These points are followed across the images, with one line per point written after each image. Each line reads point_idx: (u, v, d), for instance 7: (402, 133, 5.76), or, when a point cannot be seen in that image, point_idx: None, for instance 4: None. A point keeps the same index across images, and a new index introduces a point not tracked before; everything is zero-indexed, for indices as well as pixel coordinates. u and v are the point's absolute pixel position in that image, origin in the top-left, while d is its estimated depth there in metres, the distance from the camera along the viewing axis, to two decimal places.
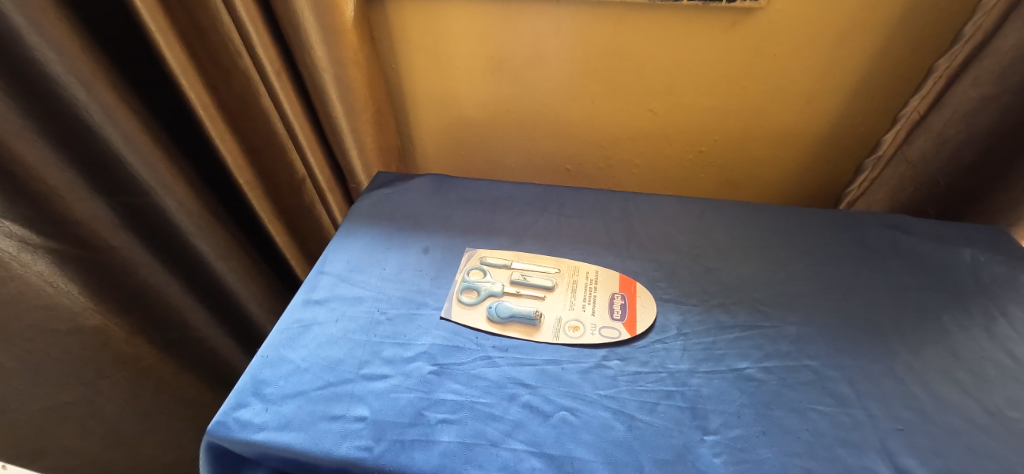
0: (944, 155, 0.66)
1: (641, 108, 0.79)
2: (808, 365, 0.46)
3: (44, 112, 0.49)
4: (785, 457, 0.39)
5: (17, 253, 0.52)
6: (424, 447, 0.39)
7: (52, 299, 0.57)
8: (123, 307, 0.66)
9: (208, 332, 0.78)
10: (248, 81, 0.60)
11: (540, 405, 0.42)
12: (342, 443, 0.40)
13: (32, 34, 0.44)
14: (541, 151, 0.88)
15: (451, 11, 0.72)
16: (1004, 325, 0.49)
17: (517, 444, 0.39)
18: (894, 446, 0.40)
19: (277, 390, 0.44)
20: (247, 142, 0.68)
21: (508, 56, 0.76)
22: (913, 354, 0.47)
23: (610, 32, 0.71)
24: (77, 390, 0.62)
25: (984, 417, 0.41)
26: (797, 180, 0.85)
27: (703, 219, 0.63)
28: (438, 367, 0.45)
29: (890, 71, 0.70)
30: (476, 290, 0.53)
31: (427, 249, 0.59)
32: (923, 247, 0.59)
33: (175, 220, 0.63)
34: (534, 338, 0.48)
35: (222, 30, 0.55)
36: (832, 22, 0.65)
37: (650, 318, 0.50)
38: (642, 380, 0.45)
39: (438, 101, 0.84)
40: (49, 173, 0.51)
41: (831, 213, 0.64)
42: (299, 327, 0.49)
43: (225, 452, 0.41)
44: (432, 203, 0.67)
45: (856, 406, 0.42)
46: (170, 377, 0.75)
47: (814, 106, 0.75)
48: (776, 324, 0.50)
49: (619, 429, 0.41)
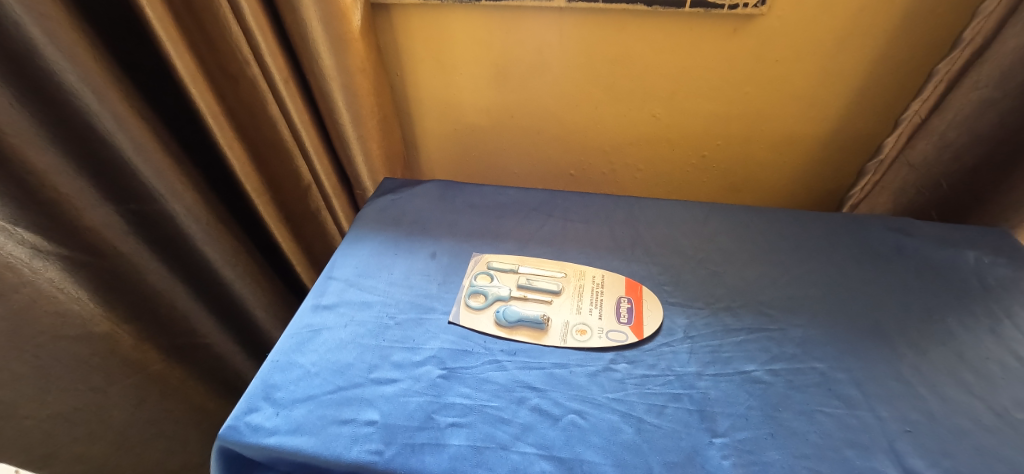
0: (947, 158, 0.67)
1: (644, 114, 0.80)
2: (816, 367, 0.46)
3: (57, 122, 0.50)
4: (794, 459, 0.39)
5: (29, 260, 0.53)
6: (434, 451, 0.40)
7: (62, 305, 0.57)
8: (131, 313, 0.66)
9: (215, 338, 0.78)
10: (257, 89, 0.61)
11: (549, 408, 0.43)
12: (354, 447, 0.40)
13: (46, 44, 0.44)
14: (544, 156, 0.89)
15: (455, 19, 0.73)
16: (1009, 326, 0.50)
17: (527, 447, 0.40)
18: (902, 447, 0.40)
19: (288, 394, 0.44)
20: (255, 149, 0.69)
21: (512, 62, 0.77)
22: (919, 356, 0.47)
23: (612, 39, 0.71)
24: (87, 396, 0.63)
25: (991, 418, 0.42)
26: (800, 184, 0.86)
27: (707, 223, 0.64)
28: (447, 371, 0.46)
29: (891, 76, 0.70)
30: (483, 294, 0.53)
31: (434, 253, 0.60)
32: (927, 250, 0.59)
33: (184, 227, 0.64)
34: (542, 341, 0.49)
35: (232, 40, 0.56)
36: (831, 27, 0.66)
37: (657, 321, 0.51)
38: (650, 383, 0.45)
39: (442, 108, 0.85)
40: (60, 181, 0.52)
41: (835, 216, 0.65)
42: (309, 332, 0.50)
43: (237, 456, 0.42)
44: (439, 208, 0.67)
45: (863, 407, 0.43)
46: (177, 382, 0.75)
47: (816, 111, 0.76)
48: (781, 326, 0.50)
49: (628, 432, 0.41)
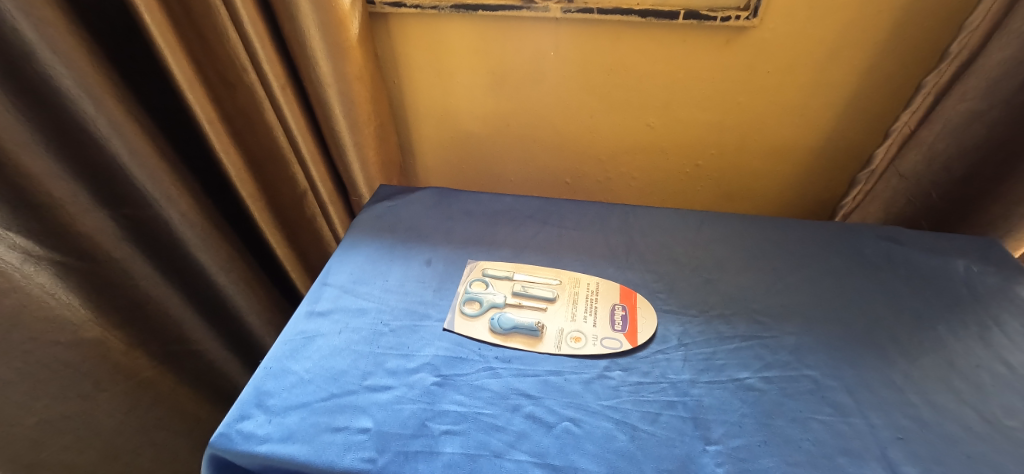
0: (935, 169, 0.68)
1: (639, 123, 0.81)
2: (809, 375, 0.46)
3: (51, 127, 0.50)
4: (788, 466, 0.39)
5: (21, 265, 0.53)
6: (428, 459, 0.39)
7: (53, 310, 0.57)
8: (123, 319, 0.66)
9: (207, 345, 0.77)
10: (254, 96, 0.61)
11: (543, 416, 0.43)
12: (347, 455, 0.40)
13: (43, 49, 0.45)
14: (540, 164, 0.90)
15: (452, 29, 0.74)
16: (998, 333, 0.50)
17: (521, 455, 0.40)
18: (894, 454, 0.40)
19: (281, 402, 0.44)
20: (251, 156, 0.69)
21: (509, 71, 0.78)
22: (911, 364, 0.48)
23: (609, 49, 0.72)
24: (77, 403, 0.62)
25: (982, 425, 0.42)
26: (793, 193, 0.86)
27: (701, 232, 0.64)
28: (442, 378, 0.46)
29: (880, 87, 0.72)
30: (478, 301, 0.53)
31: (429, 260, 0.60)
32: (917, 259, 0.60)
33: (178, 233, 0.64)
34: (536, 349, 0.49)
35: (229, 47, 0.56)
36: (821, 39, 0.68)
37: (651, 328, 0.51)
38: (644, 390, 0.45)
39: (438, 116, 0.86)
40: (54, 186, 0.52)
41: (827, 225, 0.65)
42: (302, 339, 0.49)
43: (227, 464, 0.41)
44: (434, 215, 0.67)
45: (856, 415, 0.43)
46: (167, 389, 0.75)
47: (808, 121, 0.77)
48: (774, 334, 0.51)
49: (622, 440, 0.41)
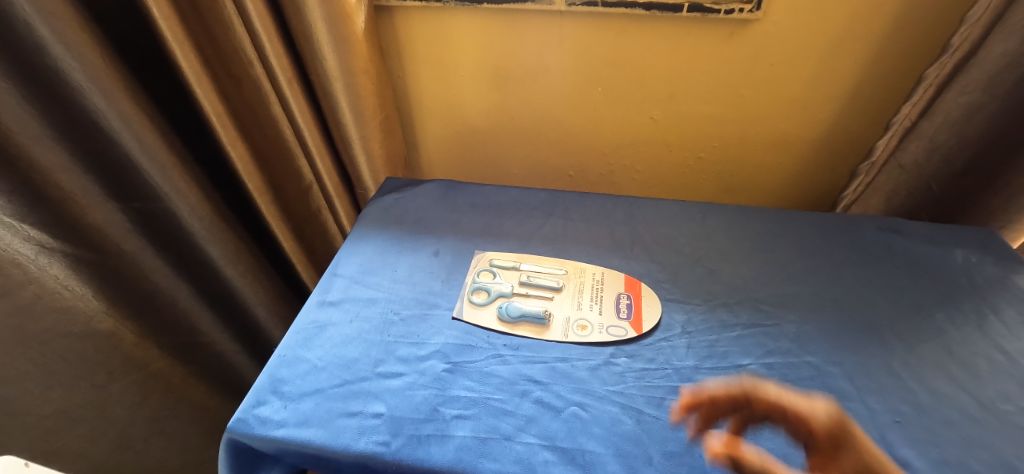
0: (936, 160, 0.69)
1: (642, 116, 0.81)
2: (810, 361, 0.47)
3: (63, 121, 0.51)
4: (789, 448, 0.40)
5: (35, 257, 0.54)
6: (439, 442, 0.41)
7: (66, 301, 0.58)
8: (134, 311, 0.67)
9: (216, 336, 0.79)
10: (261, 89, 0.62)
11: (552, 400, 0.44)
12: (361, 438, 0.41)
13: (55, 43, 0.45)
14: (544, 157, 0.91)
15: (456, 23, 0.74)
16: (995, 321, 0.51)
17: (530, 438, 0.41)
18: (892, 437, 0.41)
19: (296, 388, 0.45)
20: (259, 149, 0.70)
21: (513, 65, 0.78)
22: (909, 351, 0.49)
23: (612, 42, 0.73)
24: (90, 392, 0.63)
25: (978, 410, 0.43)
26: (794, 185, 0.87)
27: (704, 223, 0.65)
28: (452, 365, 0.47)
29: (882, 79, 0.72)
30: (486, 291, 0.54)
31: (437, 251, 0.61)
32: (917, 249, 0.60)
33: (187, 225, 0.64)
34: (544, 336, 0.50)
35: (236, 40, 0.57)
36: (823, 32, 0.68)
37: (656, 317, 0.52)
38: (649, 376, 0.46)
39: (443, 110, 0.87)
40: (64, 179, 0.53)
41: (829, 216, 0.66)
42: (315, 327, 0.51)
43: (244, 448, 0.42)
44: (441, 207, 0.68)
45: (855, 400, 0.44)
46: (178, 379, 0.76)
47: (809, 114, 0.78)
48: (776, 322, 0.52)
49: (628, 424, 0.42)
